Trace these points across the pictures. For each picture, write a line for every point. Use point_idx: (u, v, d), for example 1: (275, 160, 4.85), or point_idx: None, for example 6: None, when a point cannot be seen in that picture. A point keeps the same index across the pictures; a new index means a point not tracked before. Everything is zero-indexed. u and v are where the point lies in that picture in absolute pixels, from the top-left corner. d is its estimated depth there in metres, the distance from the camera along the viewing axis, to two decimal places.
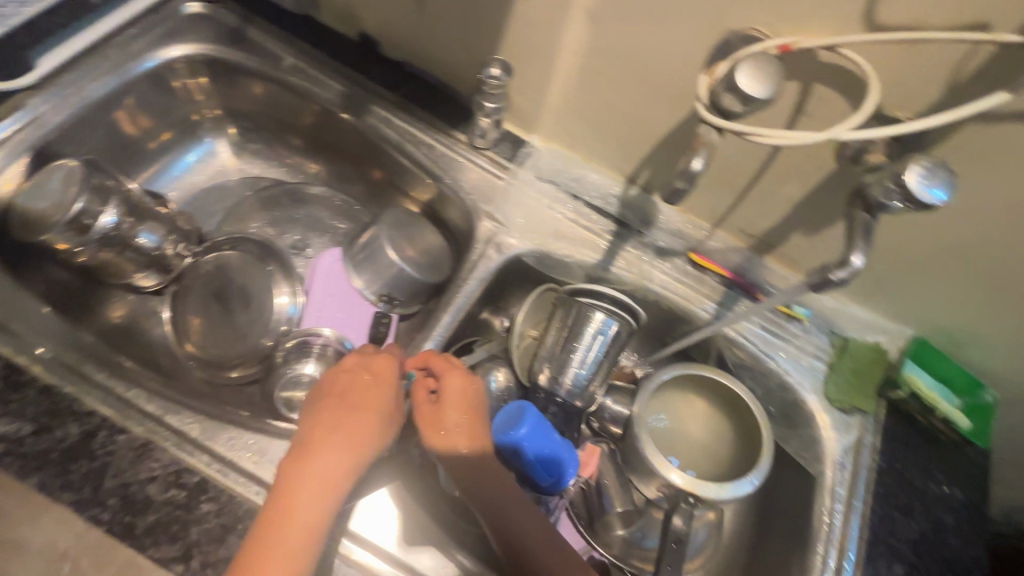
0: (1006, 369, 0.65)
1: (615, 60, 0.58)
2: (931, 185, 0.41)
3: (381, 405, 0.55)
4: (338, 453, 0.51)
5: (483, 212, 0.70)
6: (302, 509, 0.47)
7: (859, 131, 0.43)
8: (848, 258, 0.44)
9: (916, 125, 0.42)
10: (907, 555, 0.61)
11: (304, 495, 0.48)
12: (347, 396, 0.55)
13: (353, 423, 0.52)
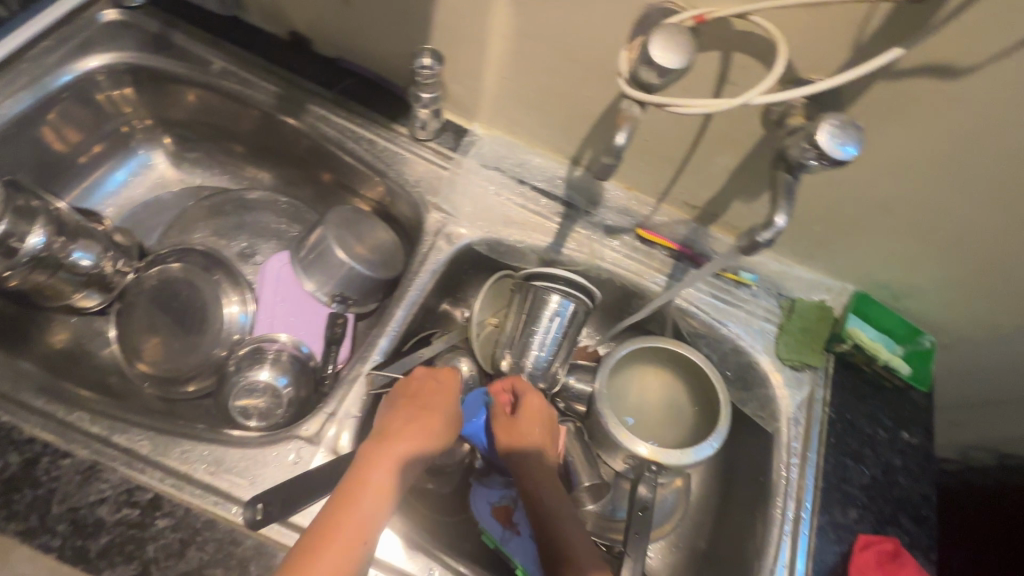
0: (940, 314, 0.69)
1: (543, 42, 0.58)
2: (842, 142, 0.43)
3: (447, 413, 0.58)
4: (410, 457, 0.53)
5: (431, 204, 0.70)
6: (369, 502, 0.49)
7: (772, 96, 0.45)
8: (772, 219, 0.46)
9: (825, 84, 0.44)
10: (860, 498, 0.64)
11: (370, 492, 0.49)
12: (426, 400, 0.58)
13: (420, 426, 0.55)
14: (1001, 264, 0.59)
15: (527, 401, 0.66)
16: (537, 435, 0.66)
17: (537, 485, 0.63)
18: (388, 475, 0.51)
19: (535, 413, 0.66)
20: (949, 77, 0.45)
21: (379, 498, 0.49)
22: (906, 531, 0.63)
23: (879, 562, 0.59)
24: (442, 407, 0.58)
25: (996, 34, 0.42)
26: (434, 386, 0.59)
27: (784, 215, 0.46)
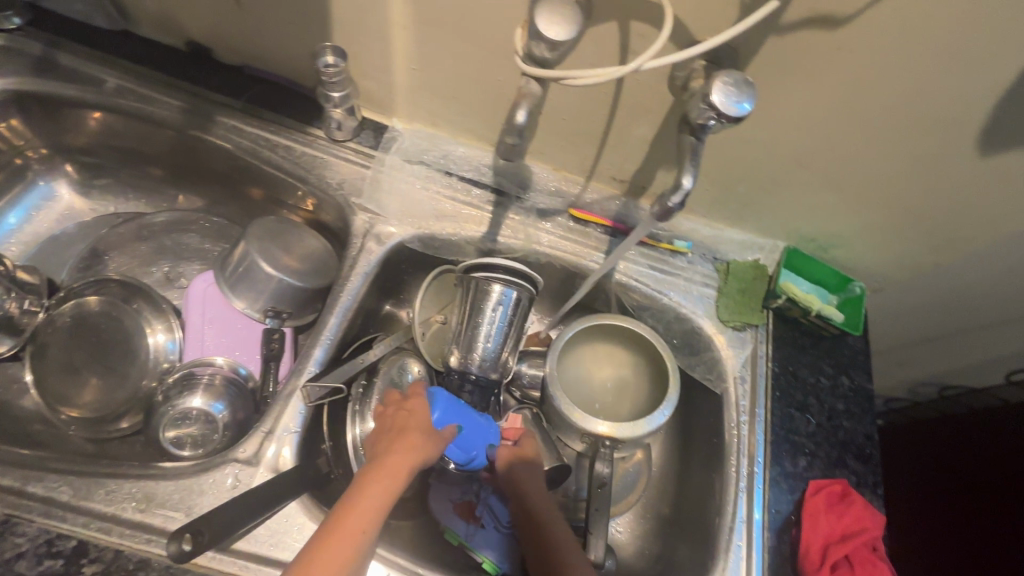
0: (866, 260, 0.71)
1: (444, 28, 0.57)
2: (737, 100, 0.43)
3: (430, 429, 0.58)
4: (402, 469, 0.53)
5: (356, 205, 0.68)
6: (362, 516, 0.48)
7: (661, 59, 0.45)
8: (679, 183, 0.47)
9: (716, 42, 0.45)
10: (808, 446, 0.66)
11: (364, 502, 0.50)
12: (411, 420, 0.58)
13: (406, 442, 0.56)
14: (912, 205, 0.61)
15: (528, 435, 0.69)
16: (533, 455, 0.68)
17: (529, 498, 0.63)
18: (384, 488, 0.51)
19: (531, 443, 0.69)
20: (834, 26, 0.46)
21: (373, 511, 0.49)
22: (853, 472, 0.65)
23: (829, 504, 0.61)
24: (420, 424, 0.58)
25: None
26: (414, 406, 0.59)
27: (689, 178, 0.47)
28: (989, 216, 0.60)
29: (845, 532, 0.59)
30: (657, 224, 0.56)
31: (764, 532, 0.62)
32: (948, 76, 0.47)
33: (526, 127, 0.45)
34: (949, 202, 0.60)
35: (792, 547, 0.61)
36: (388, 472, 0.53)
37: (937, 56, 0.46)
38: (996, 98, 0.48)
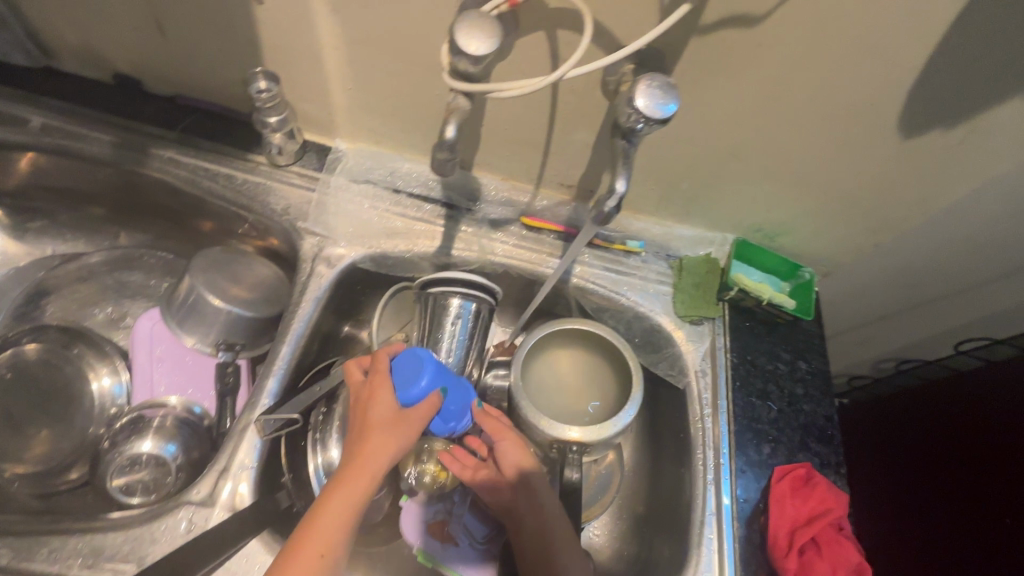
0: (812, 246, 0.73)
1: (375, 46, 0.56)
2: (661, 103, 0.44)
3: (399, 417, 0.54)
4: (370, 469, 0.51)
5: (304, 230, 0.67)
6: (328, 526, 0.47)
7: (582, 67, 0.46)
8: (613, 186, 0.48)
9: (635, 47, 0.46)
10: (771, 433, 0.67)
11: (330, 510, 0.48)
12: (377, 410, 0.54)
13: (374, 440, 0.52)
14: (847, 190, 0.63)
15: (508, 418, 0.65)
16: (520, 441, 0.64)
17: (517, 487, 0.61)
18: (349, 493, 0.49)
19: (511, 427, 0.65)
20: (751, 25, 0.47)
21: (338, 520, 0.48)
22: (816, 454, 0.67)
23: (793, 488, 0.62)
24: (387, 414, 0.54)
25: None
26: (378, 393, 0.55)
27: (622, 181, 0.48)
28: (921, 195, 0.62)
29: (811, 514, 0.61)
30: (598, 228, 0.57)
31: (734, 521, 0.62)
32: (863, 64, 0.49)
33: (456, 142, 0.46)
34: (880, 184, 0.62)
35: (762, 534, 0.62)
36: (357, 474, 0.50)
37: (851, 47, 0.48)
38: (910, 83, 0.50)
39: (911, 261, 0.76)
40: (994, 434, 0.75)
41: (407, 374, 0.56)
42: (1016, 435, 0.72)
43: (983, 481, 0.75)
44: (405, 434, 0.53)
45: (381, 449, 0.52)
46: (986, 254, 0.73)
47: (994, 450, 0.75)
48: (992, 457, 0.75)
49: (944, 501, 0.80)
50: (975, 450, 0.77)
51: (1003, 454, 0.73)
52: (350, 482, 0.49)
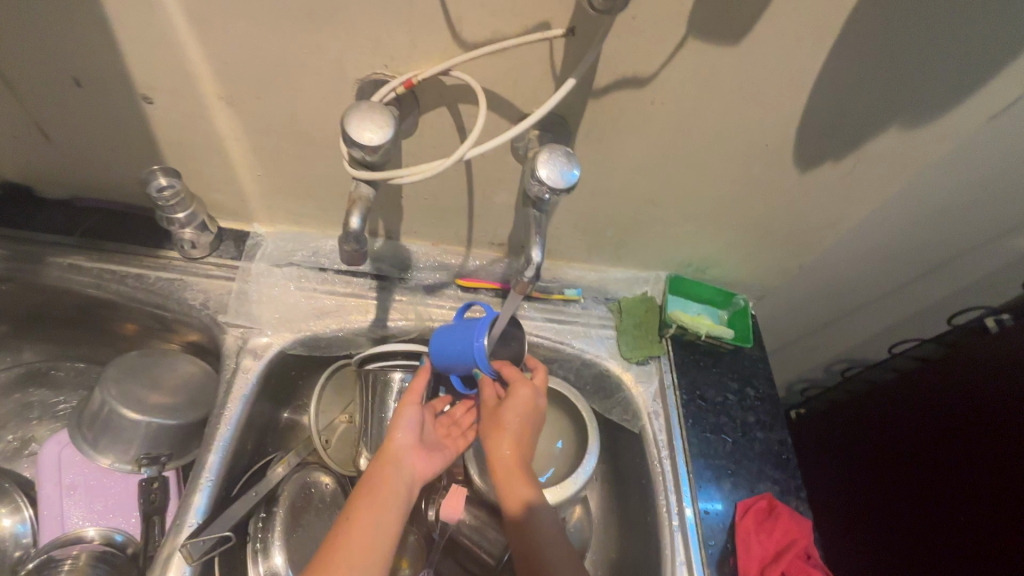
0: (741, 273, 0.75)
1: (278, 132, 0.55)
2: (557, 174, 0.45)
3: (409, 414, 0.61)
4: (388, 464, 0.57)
5: (225, 323, 0.64)
6: (358, 521, 0.52)
7: (484, 144, 0.47)
8: (529, 256, 0.52)
9: (532, 119, 0.46)
10: (730, 466, 0.67)
11: (355, 508, 0.53)
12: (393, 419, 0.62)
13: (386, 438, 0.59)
14: (762, 220, 0.66)
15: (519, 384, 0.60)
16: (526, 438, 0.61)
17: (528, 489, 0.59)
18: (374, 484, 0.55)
19: (526, 409, 0.60)
20: (642, 86, 0.49)
21: (367, 513, 0.53)
22: (775, 483, 0.67)
23: (757, 523, 0.62)
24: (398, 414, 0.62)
25: (659, 42, 0.45)
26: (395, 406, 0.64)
27: (537, 251, 0.51)
28: (829, 218, 0.65)
29: (779, 549, 0.60)
30: (522, 295, 0.57)
31: (705, 567, 0.61)
32: (750, 112, 0.52)
33: (362, 231, 0.45)
34: (790, 213, 0.65)
35: None
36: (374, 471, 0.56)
37: (738, 96, 0.50)
38: (796, 125, 0.53)
39: (835, 275, 0.80)
40: (943, 432, 0.78)
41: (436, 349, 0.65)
42: (964, 431, 0.75)
43: (940, 480, 0.77)
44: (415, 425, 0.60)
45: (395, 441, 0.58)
46: (898, 259, 0.78)
47: (945, 447, 0.77)
48: (945, 455, 0.77)
49: (910, 509, 0.81)
50: (928, 451, 0.79)
51: (953, 449, 0.75)
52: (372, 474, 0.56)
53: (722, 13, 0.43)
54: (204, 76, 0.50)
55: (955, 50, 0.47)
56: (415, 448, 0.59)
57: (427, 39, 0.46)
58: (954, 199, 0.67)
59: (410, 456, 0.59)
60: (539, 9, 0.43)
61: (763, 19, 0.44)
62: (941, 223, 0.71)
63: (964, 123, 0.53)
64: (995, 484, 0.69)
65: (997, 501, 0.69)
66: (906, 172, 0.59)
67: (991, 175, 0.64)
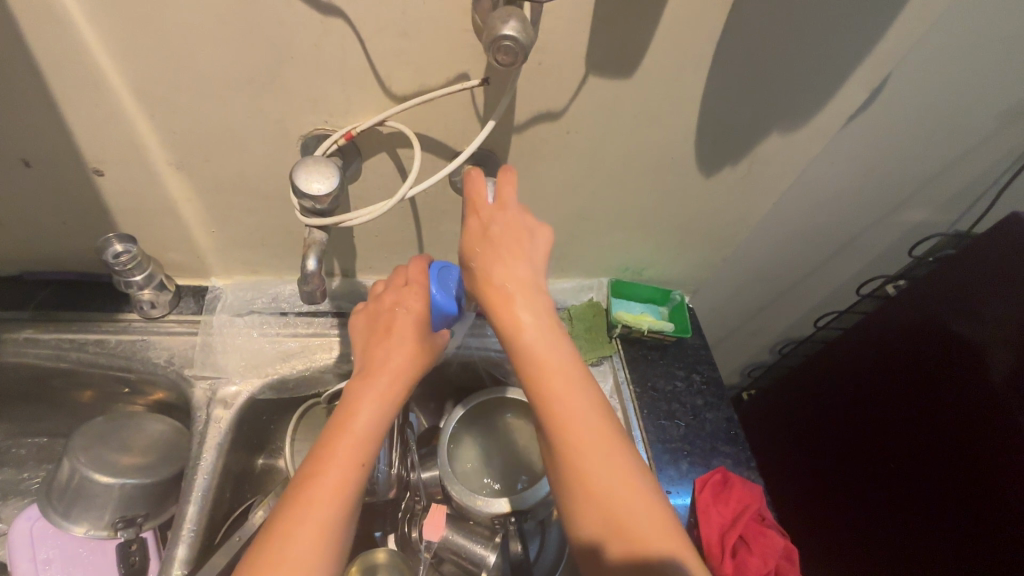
0: (674, 271, 0.84)
1: (228, 190, 0.59)
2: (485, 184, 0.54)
3: (408, 327, 0.55)
4: (388, 381, 0.52)
5: (192, 376, 0.66)
6: (354, 437, 0.49)
7: (422, 183, 0.52)
8: None
9: (462, 158, 0.52)
10: (685, 447, 0.73)
11: (352, 424, 0.50)
12: (393, 317, 0.56)
13: (384, 351, 0.54)
14: (683, 221, 0.74)
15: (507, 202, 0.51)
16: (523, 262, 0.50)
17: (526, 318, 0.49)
18: (372, 399, 0.51)
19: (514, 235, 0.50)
20: (556, 118, 0.56)
21: (365, 429, 0.49)
22: (727, 456, 0.73)
23: (714, 495, 0.68)
24: (398, 316, 0.55)
25: (565, 81, 0.52)
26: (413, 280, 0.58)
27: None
28: (739, 215, 0.74)
29: (734, 515, 0.66)
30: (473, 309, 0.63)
31: None
32: (651, 132, 0.60)
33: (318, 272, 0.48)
34: (704, 214, 0.73)
35: (699, 549, 0.66)
36: (372, 380, 0.52)
37: (639, 118, 0.58)
38: (693, 139, 0.61)
39: (756, 263, 0.89)
40: (883, 392, 0.87)
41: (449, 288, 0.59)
42: (896, 389, 0.85)
43: (886, 432, 0.86)
44: (420, 347, 0.55)
45: (397, 356, 0.53)
46: (808, 243, 0.88)
47: (886, 404, 0.86)
48: (887, 411, 0.86)
49: (865, 465, 0.90)
50: (875, 409, 0.89)
51: (894, 404, 0.85)
52: (371, 384, 0.52)
53: (613, 54, 0.51)
54: (152, 145, 0.54)
55: (813, 68, 0.56)
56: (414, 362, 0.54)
57: (360, 95, 0.51)
58: (841, 187, 0.77)
59: (409, 373, 0.53)
60: (457, 63, 0.49)
61: (648, 56, 0.52)
62: (835, 209, 0.82)
63: (830, 125, 0.63)
64: (929, 429, 0.79)
65: (932, 444, 0.78)
66: (795, 168, 0.68)
67: (867, 164, 0.75)
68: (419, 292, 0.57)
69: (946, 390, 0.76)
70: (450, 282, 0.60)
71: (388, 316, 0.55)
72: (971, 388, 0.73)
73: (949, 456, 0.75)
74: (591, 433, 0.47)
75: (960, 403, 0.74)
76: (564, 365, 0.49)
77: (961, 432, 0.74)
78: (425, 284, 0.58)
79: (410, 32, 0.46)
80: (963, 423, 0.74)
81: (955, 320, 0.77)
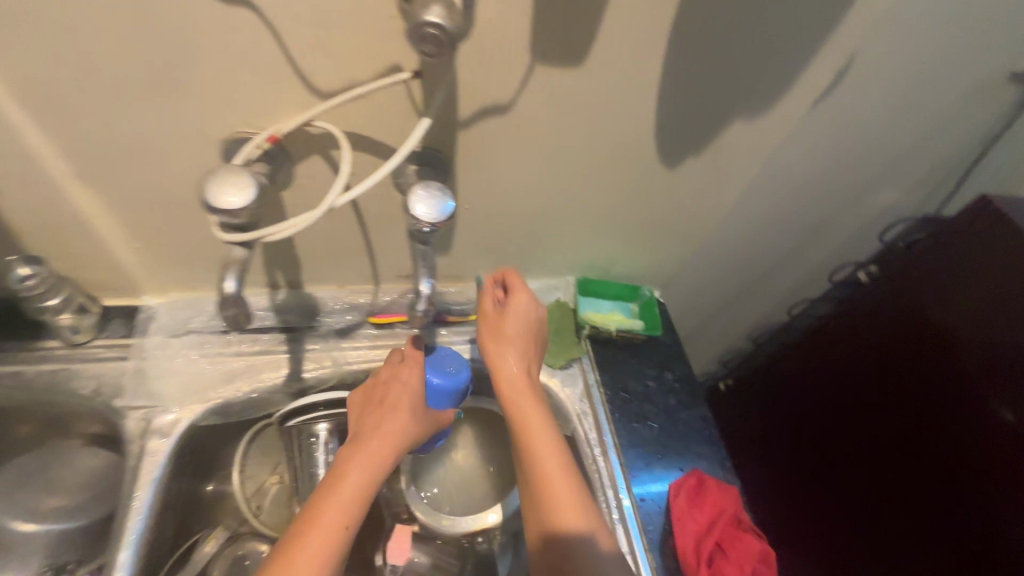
0: (643, 266, 0.80)
1: (147, 202, 0.53)
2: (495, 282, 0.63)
3: (404, 400, 0.57)
4: (382, 446, 0.53)
5: (122, 407, 0.60)
6: (343, 496, 0.48)
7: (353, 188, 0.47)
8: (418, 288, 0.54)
9: (397, 158, 0.47)
10: (659, 450, 0.70)
11: (342, 483, 0.49)
12: (390, 390, 0.58)
13: (379, 418, 0.55)
14: (649, 215, 0.70)
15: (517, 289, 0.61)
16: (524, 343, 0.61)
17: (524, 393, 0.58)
18: (365, 461, 0.51)
19: (523, 314, 0.61)
20: (504, 112, 0.52)
21: (356, 489, 0.49)
22: (701, 457, 0.71)
23: (689, 501, 0.65)
24: (395, 389, 0.58)
25: (509, 72, 0.48)
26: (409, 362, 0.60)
27: (426, 282, 0.54)
28: (707, 206, 0.71)
29: (709, 521, 0.63)
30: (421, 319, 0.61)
31: (648, 553, 0.63)
32: (609, 123, 0.56)
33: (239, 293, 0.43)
34: (671, 206, 0.70)
35: (675, 557, 0.64)
36: (365, 444, 0.53)
37: (594, 110, 0.54)
38: (654, 130, 0.58)
39: (727, 253, 0.86)
40: (868, 378, 0.84)
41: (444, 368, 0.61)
42: (882, 375, 0.82)
43: (876, 419, 0.83)
44: (414, 419, 0.56)
45: (391, 425, 0.55)
46: (779, 231, 0.85)
47: (868, 395, 0.84)
48: (868, 401, 0.84)
49: (849, 457, 0.88)
50: (855, 400, 0.87)
51: (873, 395, 0.83)
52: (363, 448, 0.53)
53: (560, 40, 0.46)
54: (49, 156, 0.48)
55: (776, 49, 0.52)
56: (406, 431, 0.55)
57: (281, 92, 0.46)
58: (811, 172, 0.75)
59: (401, 443, 0.55)
60: (386, 56, 0.44)
61: (598, 42, 0.47)
62: (805, 195, 0.79)
63: (796, 109, 0.60)
64: (911, 420, 0.77)
65: (916, 435, 0.76)
66: (760, 156, 0.65)
67: (836, 148, 0.72)
68: (416, 368, 0.59)
69: (925, 379, 0.75)
70: (446, 361, 0.62)
71: (385, 388, 0.58)
72: (949, 376, 0.72)
73: (945, 445, 0.72)
74: (581, 511, 0.52)
75: (949, 392, 0.72)
76: (553, 440, 0.56)
77: (957, 425, 0.71)
78: (421, 364, 0.60)
79: (329, 21, 0.41)
80: (945, 413, 0.72)
81: (930, 306, 0.75)
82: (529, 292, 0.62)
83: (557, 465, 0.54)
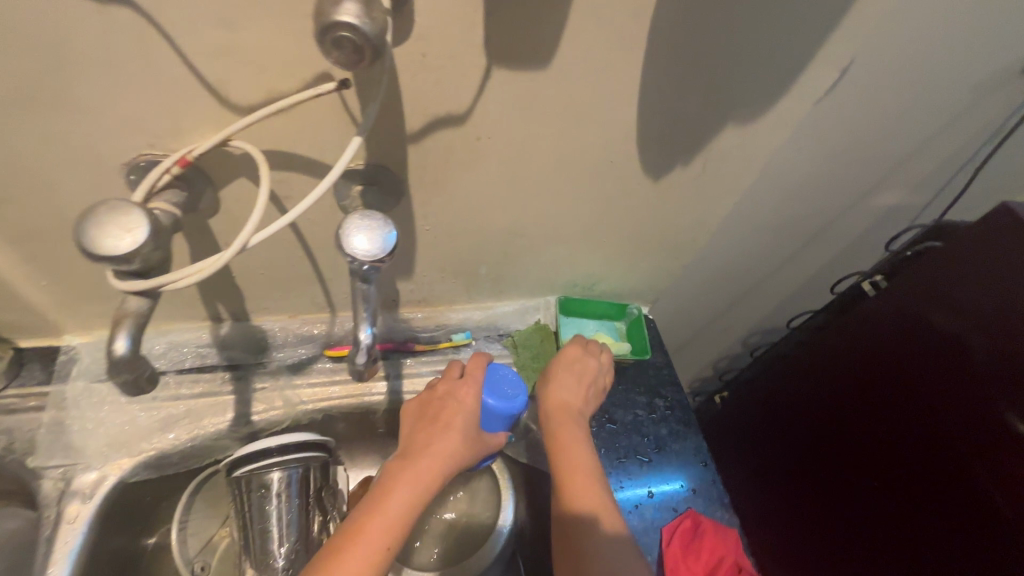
0: (629, 283, 0.74)
1: (48, 236, 0.46)
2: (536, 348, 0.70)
3: (461, 419, 0.52)
4: (436, 465, 0.49)
5: (37, 466, 0.53)
6: (388, 513, 0.44)
7: (272, 226, 0.40)
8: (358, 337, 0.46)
9: (325, 186, 0.39)
10: (650, 488, 0.64)
11: (387, 500, 0.45)
12: (447, 405, 0.53)
13: (432, 434, 0.51)
14: (634, 229, 0.64)
15: (575, 347, 0.65)
16: (576, 387, 0.61)
17: (568, 430, 0.57)
18: (415, 478, 0.47)
19: (575, 362, 0.63)
20: (460, 123, 0.45)
21: (403, 507, 0.45)
22: (696, 493, 0.64)
23: (684, 547, 0.59)
24: (452, 405, 0.53)
25: (461, 77, 0.41)
26: (470, 379, 0.55)
27: (366, 328, 0.46)
28: (698, 217, 0.64)
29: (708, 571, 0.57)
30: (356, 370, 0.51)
31: None
32: (583, 133, 0.49)
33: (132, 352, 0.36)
34: (658, 219, 0.63)
35: None
36: (416, 460, 0.49)
37: (566, 117, 0.47)
38: (635, 138, 0.51)
39: (721, 264, 0.80)
40: (876, 393, 0.77)
41: (500, 390, 0.55)
42: (893, 389, 0.74)
43: (884, 436, 0.75)
44: (470, 440, 0.51)
45: (445, 443, 0.50)
46: (776, 238, 0.79)
47: (868, 410, 0.78)
48: (869, 417, 0.78)
49: (850, 477, 0.81)
50: (854, 415, 0.81)
51: (882, 409, 0.76)
52: (414, 463, 0.48)
53: (520, 38, 0.39)
54: None
55: (775, 44, 0.45)
56: (460, 452, 0.50)
57: (188, 107, 0.38)
58: (811, 177, 0.68)
59: (452, 465, 0.49)
60: (308, 62, 0.37)
61: (566, 40, 0.40)
62: (804, 201, 0.73)
63: (796, 111, 0.53)
64: (914, 434, 0.71)
65: (917, 449, 0.70)
66: (755, 163, 0.59)
67: (838, 150, 0.65)
68: (476, 386, 0.55)
69: (945, 392, 0.67)
70: (506, 383, 0.55)
71: (442, 403, 0.53)
72: (955, 383, 0.66)
73: (965, 467, 0.64)
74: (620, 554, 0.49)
75: (974, 409, 0.64)
76: (596, 479, 0.53)
77: (982, 445, 0.63)
78: (480, 383, 0.55)
79: (232, 20, 0.34)
80: (951, 423, 0.66)
81: (934, 312, 0.69)
82: (579, 349, 0.64)
83: (596, 501, 0.52)
